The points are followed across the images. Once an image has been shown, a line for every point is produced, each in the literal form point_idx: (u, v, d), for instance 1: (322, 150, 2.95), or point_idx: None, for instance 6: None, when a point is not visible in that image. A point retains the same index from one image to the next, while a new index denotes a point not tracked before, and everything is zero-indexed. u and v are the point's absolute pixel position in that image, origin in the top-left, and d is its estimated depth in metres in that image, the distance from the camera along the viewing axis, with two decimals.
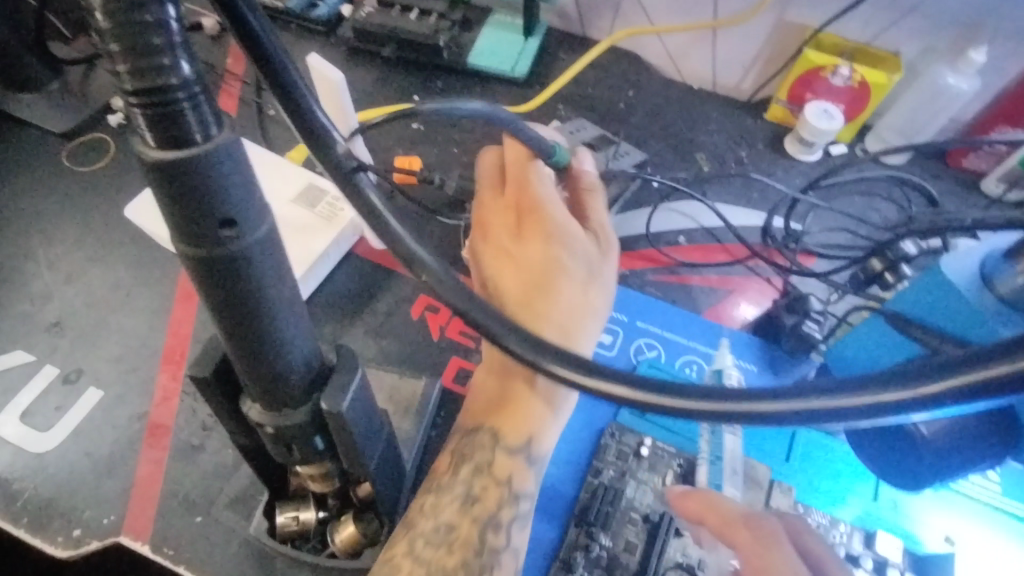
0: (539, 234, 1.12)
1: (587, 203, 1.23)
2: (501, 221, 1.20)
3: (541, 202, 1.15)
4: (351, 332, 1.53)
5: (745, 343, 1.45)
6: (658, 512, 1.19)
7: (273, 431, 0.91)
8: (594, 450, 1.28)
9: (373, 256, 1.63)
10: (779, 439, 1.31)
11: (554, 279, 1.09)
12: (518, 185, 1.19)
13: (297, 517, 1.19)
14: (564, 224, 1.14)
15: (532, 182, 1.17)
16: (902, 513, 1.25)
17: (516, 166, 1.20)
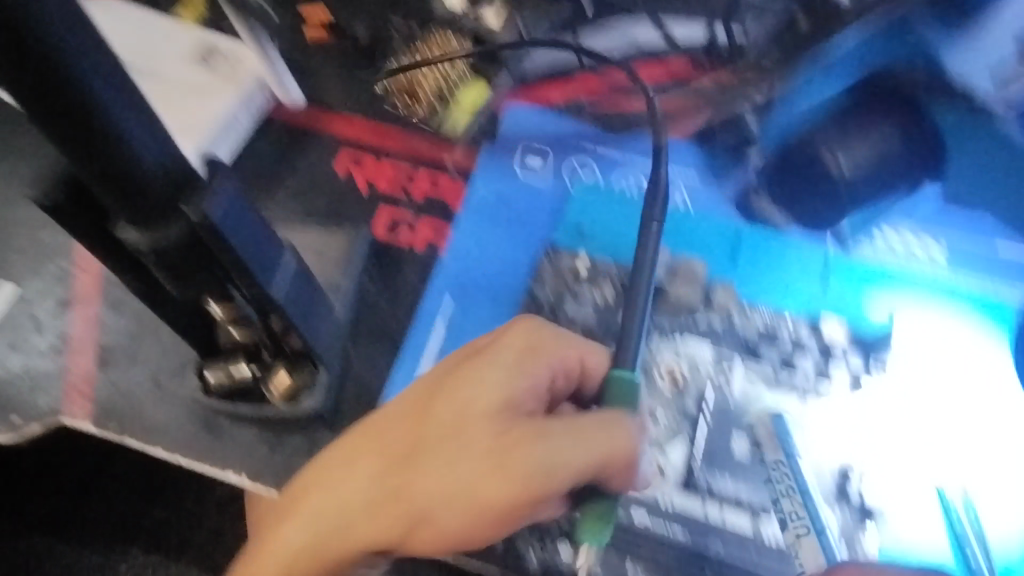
0: (466, 371, 0.97)
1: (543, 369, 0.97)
2: (419, 416, 0.98)
3: (482, 398, 0.95)
4: (268, 194, 1.39)
5: (688, 147, 1.30)
6: (597, 323, 1.18)
7: (152, 254, 0.87)
8: (531, 273, 1.25)
9: (282, 114, 1.43)
10: (723, 241, 1.23)
11: (512, 486, 0.90)
12: (452, 367, 1.00)
13: (230, 373, 1.17)
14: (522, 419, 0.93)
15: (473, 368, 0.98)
16: (856, 301, 1.18)
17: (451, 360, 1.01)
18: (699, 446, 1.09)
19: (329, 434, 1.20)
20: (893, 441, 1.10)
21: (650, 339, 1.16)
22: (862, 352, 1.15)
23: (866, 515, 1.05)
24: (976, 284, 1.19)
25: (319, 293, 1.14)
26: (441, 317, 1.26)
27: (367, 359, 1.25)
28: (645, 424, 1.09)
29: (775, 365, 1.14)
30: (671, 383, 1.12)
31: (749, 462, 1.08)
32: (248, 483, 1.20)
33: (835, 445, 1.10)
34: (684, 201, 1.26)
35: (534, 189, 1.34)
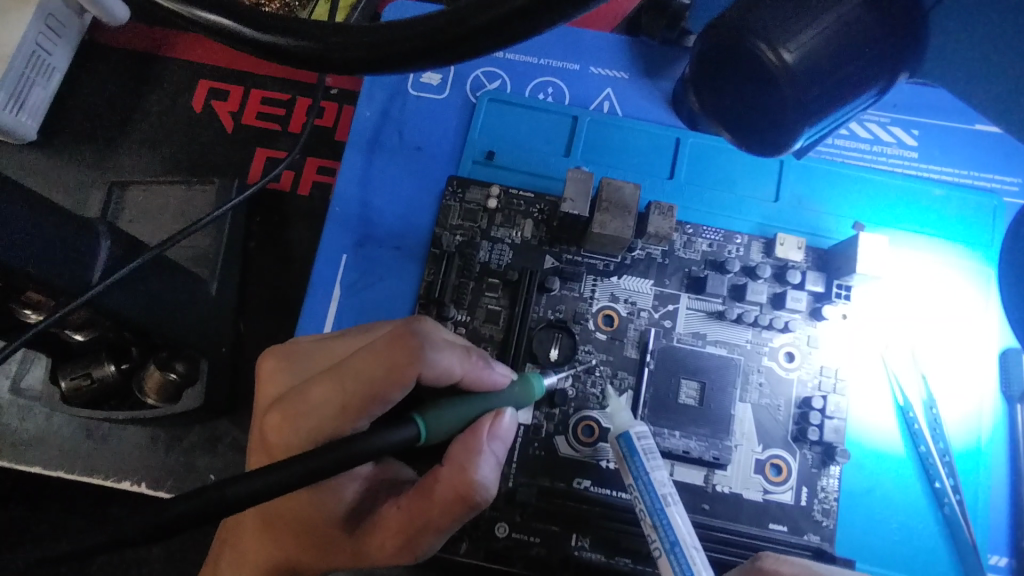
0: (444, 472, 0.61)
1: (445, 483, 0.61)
2: (423, 496, 0.62)
3: (451, 472, 0.61)
4: (120, 147, 1.16)
5: (607, 45, 1.13)
6: (517, 269, 0.99)
7: None
8: (436, 215, 1.04)
9: (127, 44, 1.21)
10: (659, 153, 1.06)
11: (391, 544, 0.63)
12: (451, 465, 0.61)
13: (90, 375, 0.94)
14: (439, 493, 0.61)
15: (459, 457, 0.62)
16: (806, 207, 1.04)
17: (463, 453, 0.62)
18: (643, 397, 0.95)
19: (230, 425, 1.08)
20: (853, 366, 0.97)
21: (581, 280, 0.99)
22: (823, 277, 0.98)
23: (831, 458, 0.93)
24: (940, 176, 1.06)
25: (179, 271, 0.94)
26: (336, 283, 1.03)
27: (263, 336, 1.11)
28: (580, 379, 0.96)
29: (725, 298, 0.99)
30: (608, 329, 0.98)
31: (700, 411, 0.95)
32: (148, 491, 1.05)
33: (793, 381, 0.97)
34: (608, 107, 1.10)
35: (433, 110, 1.10)
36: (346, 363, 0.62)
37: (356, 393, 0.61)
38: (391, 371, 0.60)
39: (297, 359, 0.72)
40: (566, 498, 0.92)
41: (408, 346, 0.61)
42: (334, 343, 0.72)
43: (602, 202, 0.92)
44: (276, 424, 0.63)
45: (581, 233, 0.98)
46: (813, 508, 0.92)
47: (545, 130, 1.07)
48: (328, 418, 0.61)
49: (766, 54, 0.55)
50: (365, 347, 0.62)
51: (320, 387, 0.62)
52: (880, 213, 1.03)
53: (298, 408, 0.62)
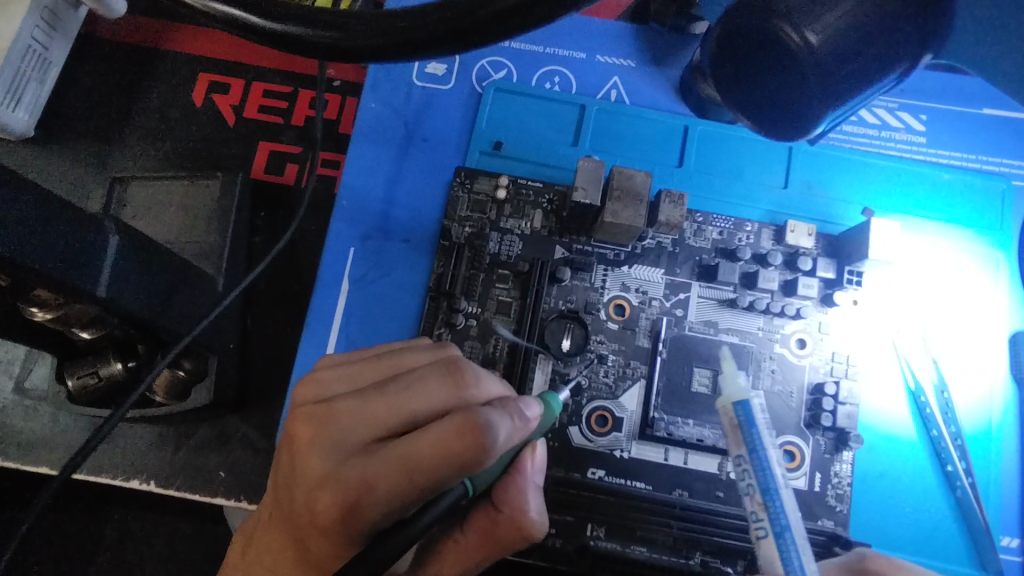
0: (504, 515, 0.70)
1: (500, 525, 0.71)
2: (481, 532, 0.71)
3: (513, 514, 0.70)
4: (119, 142, 1.14)
5: (614, 33, 1.12)
6: (527, 260, 0.98)
7: None
8: (445, 206, 1.03)
9: (124, 38, 1.19)
10: (668, 141, 1.06)
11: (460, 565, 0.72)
12: (508, 509, 0.70)
13: (98, 373, 0.93)
14: (501, 533, 0.71)
15: (512, 501, 0.70)
16: (816, 196, 1.03)
17: (513, 493, 0.70)
18: (656, 386, 0.95)
19: (239, 421, 1.07)
20: (865, 351, 0.97)
21: (592, 270, 0.99)
22: (834, 263, 0.98)
23: (844, 443, 0.93)
24: (946, 159, 1.06)
25: (189, 269, 0.93)
26: (344, 278, 1.02)
27: (271, 332, 1.11)
28: (593, 369, 0.96)
29: (736, 286, 0.99)
30: (620, 319, 0.98)
31: (713, 399, 0.95)
32: (157, 489, 1.04)
33: (805, 367, 0.97)
34: (616, 95, 1.09)
35: (440, 101, 1.09)
36: (411, 452, 0.59)
37: (422, 487, 0.59)
38: (462, 467, 0.59)
39: (338, 427, 0.62)
40: (583, 489, 0.92)
41: (481, 444, 0.59)
42: (376, 403, 0.64)
43: (614, 191, 0.91)
44: (337, 514, 0.59)
45: (591, 222, 0.97)
46: (827, 493, 0.93)
47: (554, 120, 1.06)
48: (389, 510, 0.60)
49: (790, 36, 0.56)
50: (428, 433, 0.59)
51: (386, 482, 0.59)
52: (888, 197, 1.04)
53: (360, 499, 0.59)
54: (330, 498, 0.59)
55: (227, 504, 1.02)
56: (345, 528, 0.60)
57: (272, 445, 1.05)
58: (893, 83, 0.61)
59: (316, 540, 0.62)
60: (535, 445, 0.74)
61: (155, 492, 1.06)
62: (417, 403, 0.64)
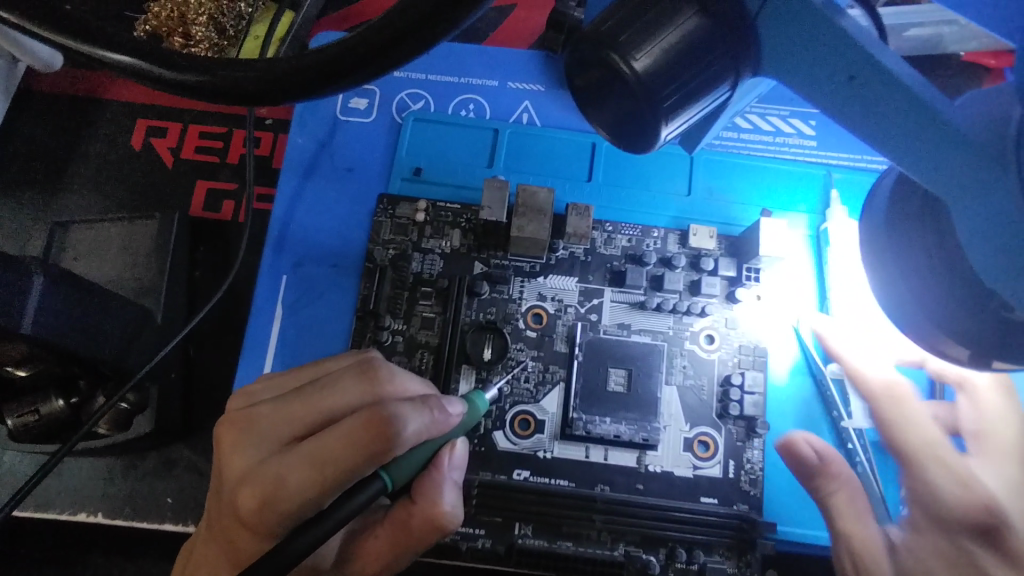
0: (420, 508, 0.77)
1: (416, 518, 0.77)
2: (395, 526, 0.78)
3: (429, 507, 0.77)
4: (61, 189, 1.20)
5: (523, 61, 1.20)
6: (447, 277, 1.05)
7: None
8: (370, 231, 1.09)
9: (62, 89, 1.25)
10: (577, 157, 1.13)
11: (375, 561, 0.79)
12: (423, 504, 0.77)
13: (38, 411, 0.97)
14: (416, 529, 0.77)
15: (429, 495, 0.77)
16: (717, 200, 1.11)
17: (429, 489, 0.78)
18: (574, 388, 1.00)
19: (185, 448, 1.11)
20: (767, 343, 1.04)
21: (510, 282, 1.05)
22: (734, 262, 1.05)
23: (753, 430, 1.00)
24: (836, 160, 1.15)
25: (122, 303, 0.98)
26: (277, 303, 1.07)
27: (211, 361, 1.15)
28: (515, 375, 1.01)
29: (645, 289, 1.05)
30: (538, 326, 1.04)
31: (629, 396, 1.00)
32: (105, 520, 1.07)
33: (714, 361, 1.03)
34: (528, 118, 1.17)
35: (363, 133, 1.16)
36: (324, 446, 0.68)
37: (335, 477, 0.68)
38: (370, 454, 0.68)
39: (258, 428, 0.73)
40: (508, 490, 0.96)
41: (387, 435, 0.68)
42: (294, 405, 0.74)
43: (519, 208, 0.98)
44: (255, 507, 0.69)
45: (504, 237, 1.04)
46: (740, 479, 0.98)
47: (470, 145, 1.14)
48: (304, 501, 0.68)
49: (621, 65, 0.62)
50: (339, 428, 0.68)
51: (301, 473, 0.68)
52: (784, 198, 1.11)
53: (277, 491, 0.68)
54: (249, 493, 0.69)
55: (174, 530, 1.06)
56: (263, 519, 0.68)
57: None
58: (724, 94, 0.68)
59: (243, 538, 0.71)
60: (455, 445, 0.83)
61: (104, 523, 1.09)
62: (332, 402, 0.74)
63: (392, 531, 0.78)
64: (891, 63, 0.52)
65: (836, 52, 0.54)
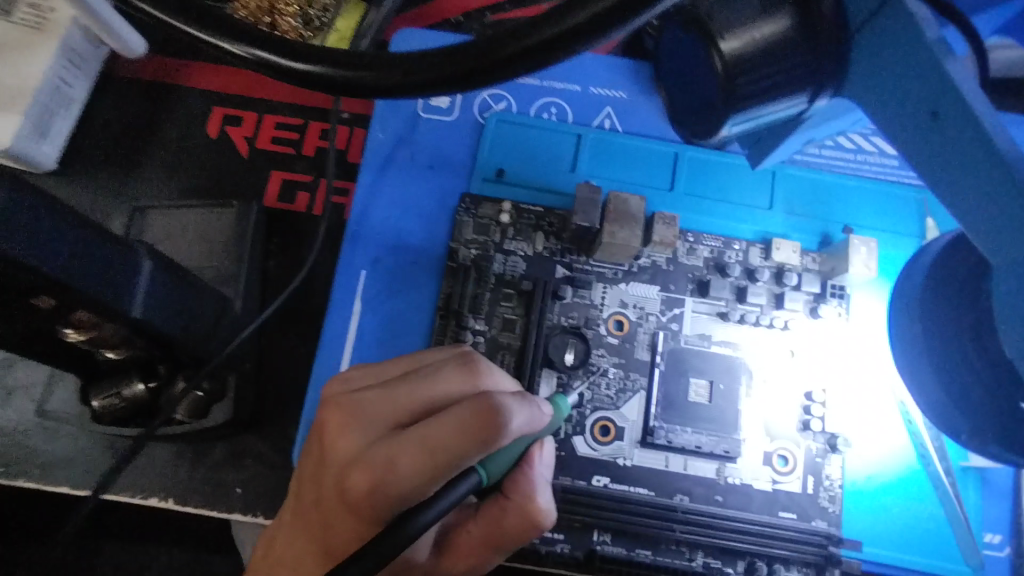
0: (513, 504, 0.78)
1: (507, 515, 0.78)
2: (485, 523, 0.79)
3: (523, 503, 0.77)
4: (137, 172, 1.20)
5: (608, 65, 1.19)
6: (530, 279, 1.04)
7: None
8: (451, 230, 1.09)
9: (141, 72, 1.25)
10: (660, 165, 1.13)
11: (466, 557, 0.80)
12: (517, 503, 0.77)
13: (120, 393, 0.99)
14: (511, 526, 0.78)
15: (522, 492, 0.78)
16: (798, 215, 1.10)
17: (522, 487, 0.78)
18: (655, 397, 1.00)
19: (255, 438, 1.11)
20: (849, 361, 1.03)
21: (592, 288, 1.05)
22: (817, 278, 1.05)
23: (834, 447, 0.99)
24: (919, 180, 1.14)
25: (208, 291, 0.97)
26: (357, 297, 1.07)
27: (282, 352, 1.15)
28: (595, 381, 1.01)
29: (728, 300, 1.05)
30: (619, 333, 1.03)
31: (710, 407, 1.00)
32: (175, 506, 1.07)
33: (796, 376, 1.02)
34: (610, 124, 1.17)
35: (444, 131, 1.15)
36: (435, 432, 0.68)
37: (444, 464, 0.68)
38: (480, 442, 0.68)
39: (364, 414, 0.74)
40: (588, 497, 0.96)
41: (496, 423, 0.68)
42: (398, 392, 0.75)
43: (611, 213, 0.98)
44: (364, 491, 0.68)
45: (590, 242, 1.04)
46: (819, 495, 0.98)
47: (553, 148, 1.13)
48: (413, 487, 0.68)
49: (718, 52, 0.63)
50: (450, 415, 0.69)
51: (410, 457, 0.68)
52: (866, 216, 1.11)
53: (386, 476, 0.68)
54: (359, 476, 0.69)
55: (243, 519, 1.06)
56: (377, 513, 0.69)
57: (286, 459, 1.09)
58: (841, 105, 0.71)
59: (351, 529, 0.71)
60: (544, 443, 0.83)
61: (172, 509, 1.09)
62: (435, 393, 0.75)
63: (485, 528, 0.79)
64: (978, 107, 0.53)
65: (929, 83, 0.56)
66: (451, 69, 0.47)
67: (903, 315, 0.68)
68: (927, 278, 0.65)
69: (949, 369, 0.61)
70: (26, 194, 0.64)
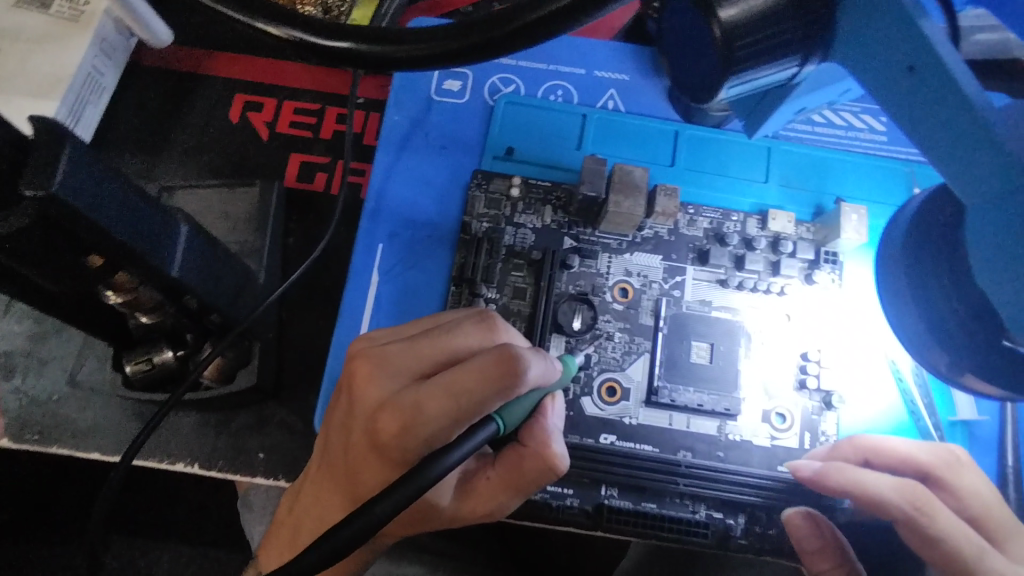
0: (529, 451, 0.81)
1: (523, 462, 0.81)
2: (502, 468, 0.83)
3: (538, 451, 0.80)
4: (163, 157, 1.26)
5: (611, 50, 1.26)
6: (539, 250, 1.10)
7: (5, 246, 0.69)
8: (464, 205, 1.15)
9: (167, 63, 1.31)
10: (661, 142, 1.19)
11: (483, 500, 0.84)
12: (533, 450, 0.80)
13: (152, 360, 1.04)
14: (527, 471, 0.81)
15: (537, 441, 0.80)
16: (792, 188, 1.16)
17: (535, 436, 0.81)
18: (659, 359, 1.06)
19: (278, 406, 1.16)
20: (842, 324, 1.09)
21: (598, 258, 1.11)
22: (812, 246, 1.11)
23: (829, 404, 1.04)
24: (907, 155, 1.20)
25: (236, 262, 1.03)
26: (375, 269, 1.13)
27: (302, 325, 1.21)
28: (602, 345, 1.07)
29: (726, 268, 1.11)
30: (624, 300, 1.09)
31: (711, 368, 1.05)
32: (201, 471, 1.12)
33: (793, 339, 1.08)
34: (613, 105, 1.23)
35: (456, 113, 1.21)
36: (459, 378, 0.70)
37: (469, 407, 0.69)
38: (502, 385, 0.69)
39: (391, 366, 0.78)
40: (597, 453, 1.01)
41: (517, 368, 0.69)
42: (423, 344, 0.79)
43: (616, 184, 1.03)
44: (394, 433, 0.70)
45: (596, 214, 1.10)
46: (815, 450, 1.03)
47: (560, 127, 1.19)
48: (440, 430, 0.69)
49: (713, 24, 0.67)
50: (473, 362, 0.70)
51: (437, 401, 0.70)
52: (858, 188, 1.17)
53: (414, 419, 0.70)
54: (389, 419, 0.71)
55: (266, 482, 1.11)
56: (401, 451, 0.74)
57: (308, 425, 1.15)
58: (832, 72, 0.77)
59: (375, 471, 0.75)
60: (555, 398, 0.87)
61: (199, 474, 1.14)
62: (457, 346, 0.79)
63: (503, 473, 0.83)
64: (950, 59, 0.59)
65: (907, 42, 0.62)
66: (452, 45, 0.53)
67: (887, 260, 0.73)
68: (907, 226, 0.71)
69: (927, 305, 0.67)
70: (83, 155, 0.69)
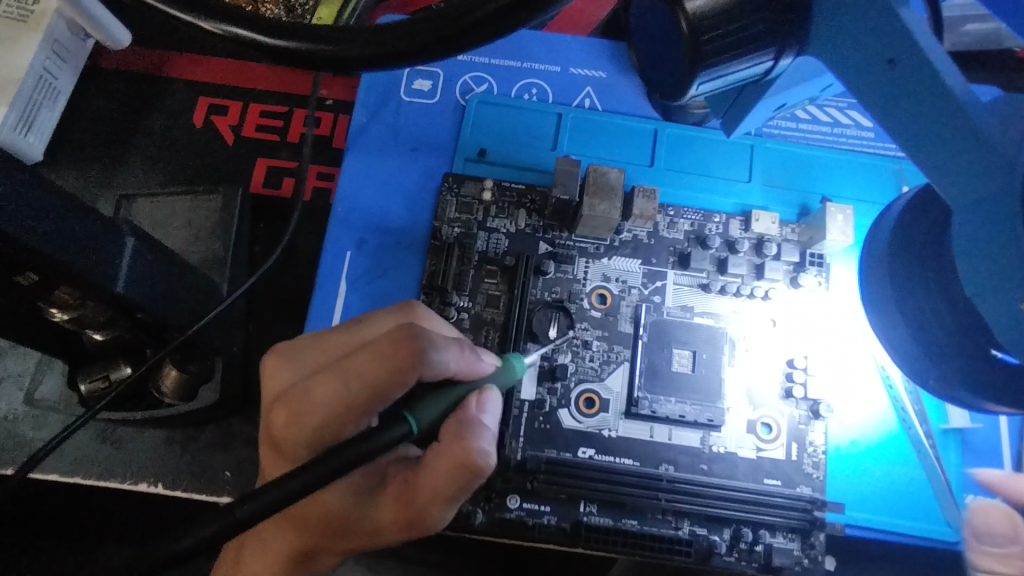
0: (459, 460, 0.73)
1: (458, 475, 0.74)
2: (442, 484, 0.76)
3: None
4: (124, 163, 1.21)
5: (587, 47, 1.21)
6: (513, 255, 1.05)
7: None
8: (435, 210, 1.10)
9: (128, 66, 1.27)
10: (639, 141, 1.14)
11: None
12: None
13: (108, 377, 0.99)
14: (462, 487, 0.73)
15: None
16: (775, 187, 1.12)
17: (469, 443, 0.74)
18: (638, 368, 1.01)
19: (244, 422, 1.11)
20: (829, 328, 1.05)
21: (575, 263, 1.06)
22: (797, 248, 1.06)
23: (817, 414, 1.00)
24: (895, 151, 1.16)
25: (194, 273, 0.98)
26: (342, 278, 1.08)
27: (269, 337, 1.16)
28: (579, 354, 1.02)
29: (708, 272, 1.06)
30: (602, 307, 1.04)
31: (693, 377, 1.01)
32: (164, 491, 1.07)
33: (778, 345, 1.04)
34: (590, 103, 1.18)
35: (426, 114, 1.17)
36: (352, 362, 0.66)
37: (358, 394, 0.65)
38: (395, 372, 0.65)
39: (302, 356, 0.76)
40: (575, 468, 0.96)
41: (410, 351, 0.65)
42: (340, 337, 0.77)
43: (590, 186, 0.99)
44: (284, 423, 0.68)
45: (571, 217, 1.05)
46: (803, 461, 0.99)
47: (534, 127, 1.15)
48: (330, 417, 0.66)
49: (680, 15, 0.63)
50: (366, 347, 0.67)
51: (323, 385, 0.66)
52: (845, 187, 1.12)
53: (301, 407, 0.67)
54: (281, 409, 0.68)
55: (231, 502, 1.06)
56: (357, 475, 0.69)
57: None
58: (812, 66, 0.72)
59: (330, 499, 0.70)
60: None
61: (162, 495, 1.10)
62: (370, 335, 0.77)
63: None
64: (931, 51, 0.54)
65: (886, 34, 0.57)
66: (402, 43, 0.51)
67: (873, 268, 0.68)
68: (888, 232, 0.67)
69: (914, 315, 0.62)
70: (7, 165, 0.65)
